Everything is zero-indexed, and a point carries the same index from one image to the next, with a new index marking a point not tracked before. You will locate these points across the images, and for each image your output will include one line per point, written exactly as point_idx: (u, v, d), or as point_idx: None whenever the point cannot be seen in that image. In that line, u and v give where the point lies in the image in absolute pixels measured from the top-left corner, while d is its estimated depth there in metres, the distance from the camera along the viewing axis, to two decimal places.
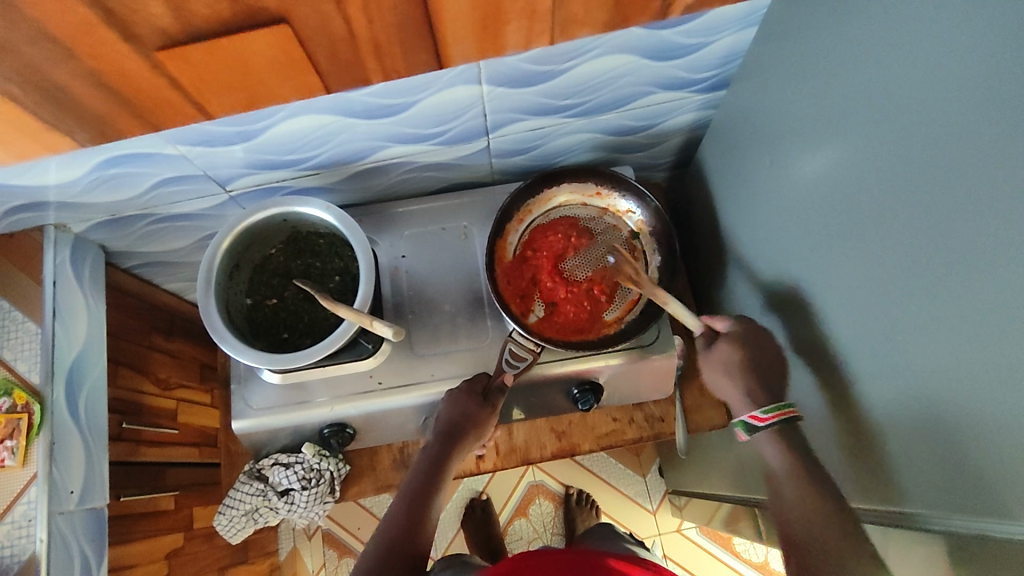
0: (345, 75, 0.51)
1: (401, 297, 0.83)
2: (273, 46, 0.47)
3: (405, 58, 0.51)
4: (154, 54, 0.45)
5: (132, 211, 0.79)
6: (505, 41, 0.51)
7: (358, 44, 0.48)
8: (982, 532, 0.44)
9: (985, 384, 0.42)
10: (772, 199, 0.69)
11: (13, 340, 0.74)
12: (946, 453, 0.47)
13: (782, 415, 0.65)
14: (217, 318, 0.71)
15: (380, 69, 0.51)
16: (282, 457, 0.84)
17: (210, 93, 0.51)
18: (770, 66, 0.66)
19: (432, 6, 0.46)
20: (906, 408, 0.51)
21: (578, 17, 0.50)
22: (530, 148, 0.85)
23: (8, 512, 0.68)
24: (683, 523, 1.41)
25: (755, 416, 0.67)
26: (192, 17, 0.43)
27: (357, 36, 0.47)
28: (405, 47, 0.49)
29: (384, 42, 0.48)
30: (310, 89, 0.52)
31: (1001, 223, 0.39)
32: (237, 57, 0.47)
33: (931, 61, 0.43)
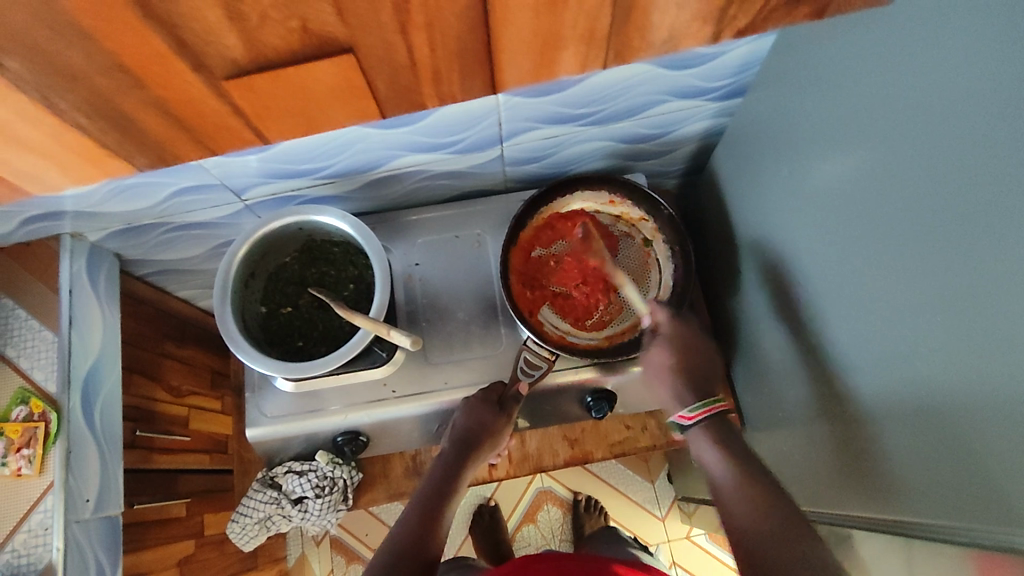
0: (402, 98, 0.51)
1: (415, 305, 0.83)
2: (336, 74, 0.47)
3: (460, 72, 0.50)
4: (221, 83, 0.45)
5: (147, 219, 0.79)
6: (559, 67, 0.51)
7: (418, 70, 0.48)
8: (997, 542, 0.44)
9: (1003, 400, 0.42)
10: (788, 209, 0.69)
11: (29, 349, 0.73)
12: (958, 463, 0.47)
13: (710, 410, 0.68)
14: (233, 326, 0.71)
15: (435, 93, 0.52)
16: (295, 465, 0.84)
17: (269, 117, 0.51)
18: (786, 76, 0.66)
19: (494, 33, 0.45)
20: (921, 420, 0.51)
21: (635, 45, 0.50)
22: (543, 157, 0.85)
23: (25, 521, 0.68)
24: (692, 529, 1.41)
25: (682, 416, 0.70)
26: (263, 48, 0.42)
27: (418, 62, 0.47)
28: (462, 73, 0.49)
29: (444, 70, 0.49)
30: (366, 113, 0.53)
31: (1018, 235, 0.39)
32: (297, 84, 0.47)
33: (951, 73, 0.43)
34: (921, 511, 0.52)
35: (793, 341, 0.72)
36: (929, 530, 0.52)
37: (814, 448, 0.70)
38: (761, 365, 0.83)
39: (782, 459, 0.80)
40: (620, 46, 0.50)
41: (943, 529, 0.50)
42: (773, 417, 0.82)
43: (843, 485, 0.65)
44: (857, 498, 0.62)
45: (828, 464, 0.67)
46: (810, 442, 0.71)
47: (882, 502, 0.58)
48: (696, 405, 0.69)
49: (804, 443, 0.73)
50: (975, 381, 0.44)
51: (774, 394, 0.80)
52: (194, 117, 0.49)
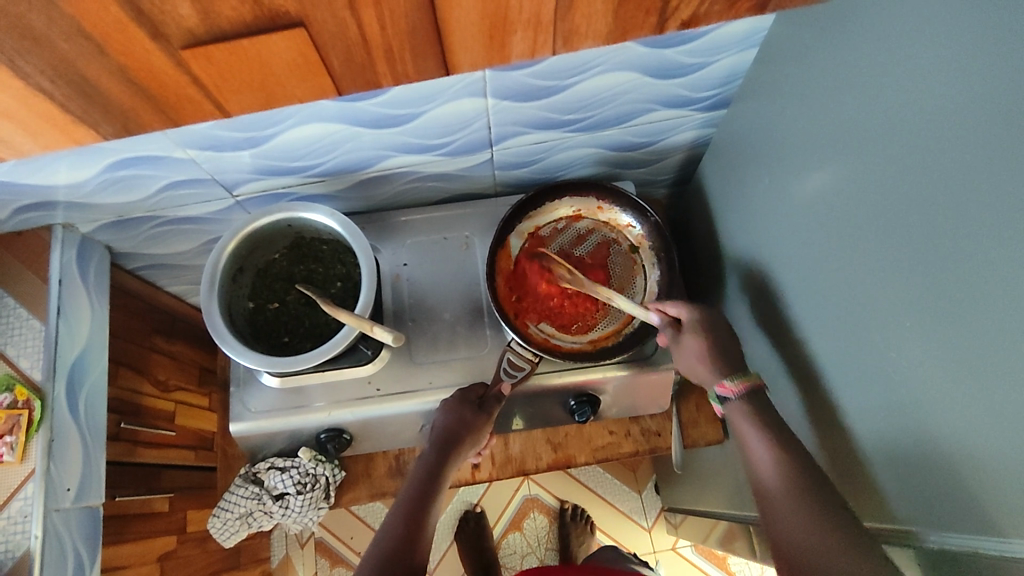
0: (358, 78, 0.50)
1: (402, 305, 0.84)
2: (291, 49, 0.46)
3: (417, 65, 0.50)
4: (184, 55, 0.45)
5: (139, 213, 0.80)
6: (510, 51, 0.51)
7: (371, 49, 0.48)
8: (989, 551, 0.45)
9: (990, 399, 0.43)
10: (771, 217, 0.70)
11: (18, 337, 0.74)
12: (942, 471, 0.49)
13: (746, 385, 0.69)
14: (219, 319, 0.72)
15: (391, 74, 0.51)
16: (279, 461, 0.84)
17: (229, 92, 0.50)
18: (769, 86, 0.67)
19: (440, 10, 0.45)
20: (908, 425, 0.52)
21: (583, 28, 0.49)
22: (532, 162, 0.86)
23: (5, 507, 0.68)
24: (679, 541, 1.40)
25: (721, 387, 0.70)
26: (218, 19, 0.42)
27: (371, 41, 0.47)
28: (414, 52, 0.49)
29: (397, 48, 0.48)
30: (323, 91, 0.52)
31: (1001, 242, 0.40)
32: (258, 58, 0.47)
33: (930, 83, 0.45)
34: (911, 517, 0.54)
35: (777, 349, 0.74)
36: (919, 539, 0.53)
37: None
38: None
39: None
40: (566, 30, 0.50)
41: (937, 538, 0.51)
42: None
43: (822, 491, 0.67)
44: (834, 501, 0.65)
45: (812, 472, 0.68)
46: None
47: (875, 511, 0.59)
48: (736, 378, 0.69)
49: None
50: (965, 384, 0.45)
51: None
52: (188, 106, 0.51)
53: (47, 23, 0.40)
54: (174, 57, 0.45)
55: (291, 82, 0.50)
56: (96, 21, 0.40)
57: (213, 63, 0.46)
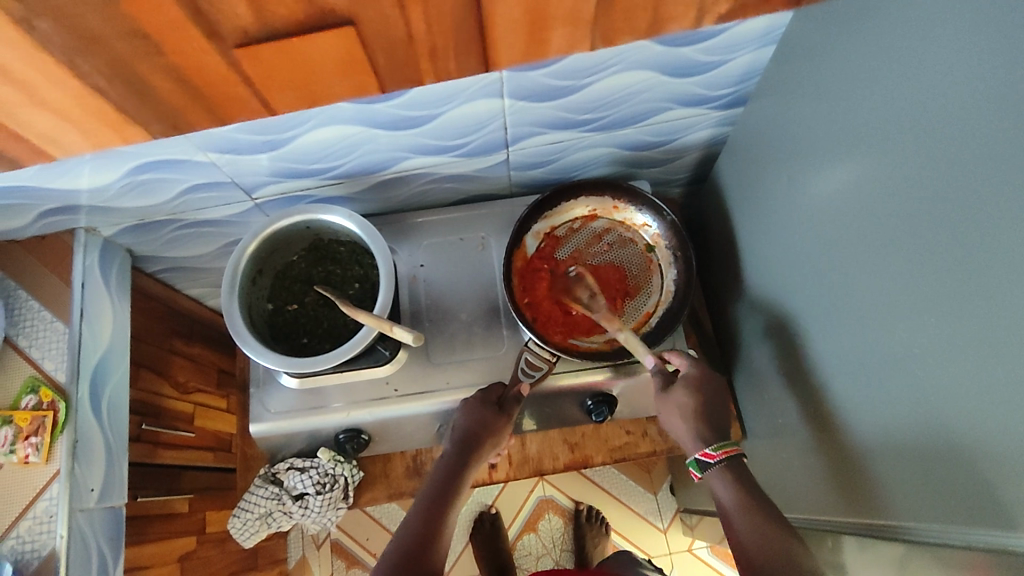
0: (400, 75, 0.51)
1: (419, 306, 0.84)
2: (337, 47, 0.47)
3: (458, 62, 0.51)
4: (210, 58, 0.45)
5: (160, 216, 0.81)
6: (549, 46, 0.51)
7: (415, 46, 0.48)
8: (996, 544, 0.45)
9: (1009, 393, 0.42)
10: (787, 216, 0.70)
11: (42, 339, 0.75)
12: (960, 467, 0.48)
13: (727, 453, 0.69)
14: (240, 320, 0.72)
15: (433, 71, 0.51)
16: (298, 462, 0.85)
17: (275, 90, 0.51)
18: (785, 84, 0.67)
19: (485, 10, 0.46)
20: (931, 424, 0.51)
21: (605, 25, 0.50)
22: (547, 162, 0.86)
23: (31, 507, 0.69)
24: (695, 542, 1.39)
25: (704, 454, 0.70)
26: (270, 17, 0.43)
27: (415, 38, 0.47)
28: (456, 49, 0.49)
29: (439, 45, 0.48)
30: (364, 88, 0.52)
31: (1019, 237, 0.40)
32: (304, 56, 0.47)
33: (949, 76, 0.45)
34: (929, 516, 0.52)
35: (793, 348, 0.73)
36: (927, 533, 0.53)
37: (815, 457, 0.71)
38: (761, 372, 0.84)
39: (781, 467, 0.80)
40: (608, 27, 0.51)
41: (948, 532, 0.50)
42: (772, 424, 0.82)
43: (840, 491, 0.66)
44: (850, 502, 0.64)
45: (830, 472, 0.67)
46: (811, 450, 0.72)
47: (883, 507, 0.59)
48: (717, 445, 0.70)
49: (806, 453, 0.72)
50: (981, 378, 0.45)
51: (773, 402, 0.81)
52: (228, 105, 0.51)
53: (105, 22, 0.41)
54: (223, 58, 0.45)
55: (330, 80, 0.50)
56: (145, 22, 0.41)
57: (260, 61, 0.47)
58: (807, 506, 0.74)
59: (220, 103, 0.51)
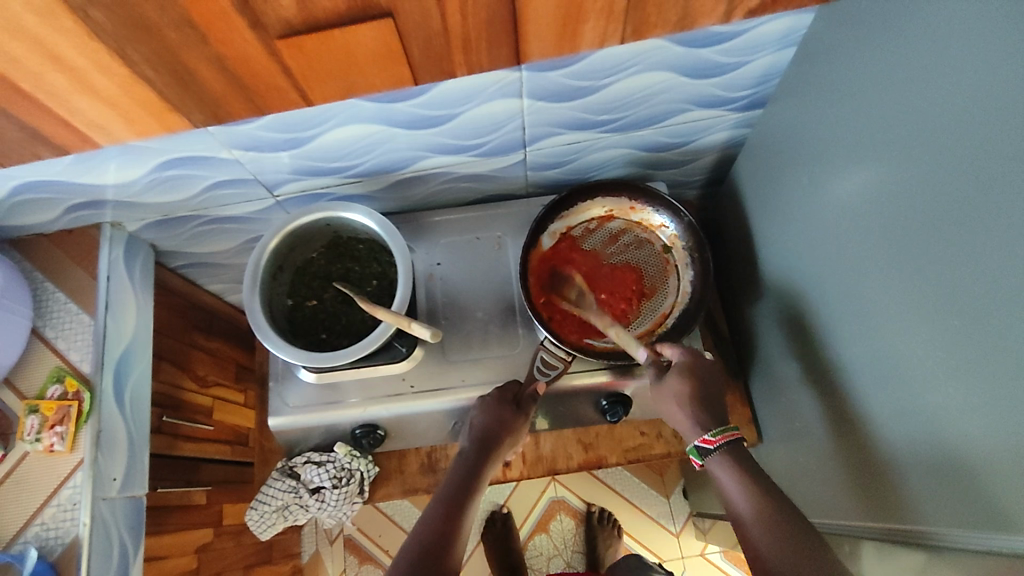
0: (435, 66, 0.57)
1: (436, 304, 0.85)
2: (378, 40, 0.52)
3: (488, 54, 0.56)
4: None
5: (184, 212, 0.82)
6: (579, 38, 0.56)
7: (450, 38, 0.53)
8: (1016, 550, 0.45)
9: None
10: (806, 219, 0.70)
11: (68, 331, 0.77)
12: (982, 471, 0.47)
13: (727, 437, 0.68)
14: (261, 315, 0.74)
15: (464, 63, 0.57)
16: (315, 456, 0.86)
17: (315, 77, 0.56)
18: (806, 85, 0.67)
19: (516, 8, 0.51)
20: (949, 429, 0.51)
21: None
22: (565, 162, 0.87)
23: (55, 495, 0.70)
24: (707, 546, 1.39)
25: (704, 441, 0.68)
26: (316, 9, 0.48)
27: (451, 31, 0.53)
28: (488, 42, 0.55)
29: (472, 38, 0.54)
30: (400, 79, 0.58)
31: None
32: (346, 46, 0.53)
33: (973, 76, 0.44)
34: (952, 520, 0.51)
35: (811, 351, 0.73)
36: (947, 538, 0.52)
37: (833, 460, 0.70)
38: (778, 375, 0.83)
39: (798, 471, 0.80)
40: None
41: (965, 537, 0.50)
42: (789, 428, 0.82)
43: (858, 495, 0.65)
44: (869, 506, 0.64)
45: (848, 475, 0.67)
46: (828, 454, 0.71)
47: (902, 511, 0.58)
48: (717, 429, 0.68)
49: (825, 457, 0.72)
50: (1002, 380, 0.45)
51: (790, 405, 0.81)
52: None
53: None
54: (264, 46, 0.51)
55: (370, 71, 0.56)
56: (194, 10, 0.47)
57: (304, 52, 0.53)
58: (824, 510, 0.73)
59: (262, 92, 0.57)
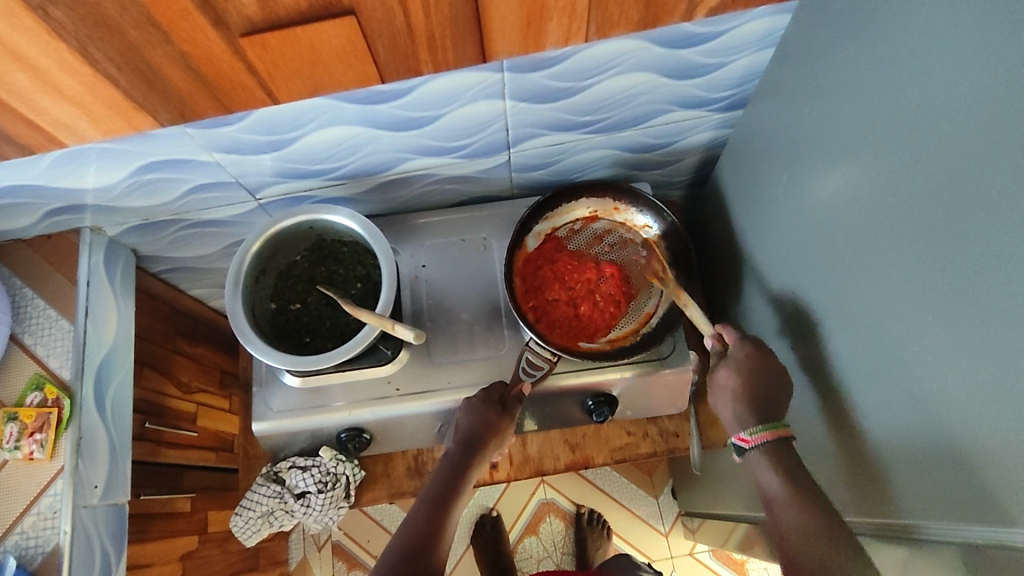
0: (401, 64, 0.60)
1: (421, 306, 0.85)
2: (342, 37, 0.55)
3: (455, 52, 0.60)
4: None
5: (165, 216, 0.82)
6: (543, 35, 0.60)
7: (414, 37, 0.57)
8: (996, 539, 0.45)
9: (1005, 389, 0.43)
10: (787, 217, 0.71)
11: (47, 337, 0.76)
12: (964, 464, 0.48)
13: (768, 434, 0.67)
14: (244, 319, 0.73)
15: (431, 61, 0.61)
16: (299, 460, 0.85)
17: (281, 78, 0.59)
18: (785, 86, 0.68)
19: (483, 5, 0.55)
20: (930, 425, 0.51)
21: None
22: (549, 164, 0.87)
23: (35, 503, 0.69)
24: (696, 546, 1.39)
25: (741, 438, 0.69)
26: (278, 7, 0.51)
27: (415, 29, 0.56)
28: (453, 40, 0.58)
29: (437, 36, 0.57)
30: (367, 77, 0.61)
31: (1015, 233, 0.40)
32: (311, 45, 0.56)
33: (946, 74, 0.45)
34: (936, 513, 0.51)
35: (793, 350, 0.74)
36: (930, 531, 0.53)
37: (816, 457, 0.71)
38: None
39: None
40: None
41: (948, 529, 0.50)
42: None
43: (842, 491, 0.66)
44: (853, 502, 0.64)
45: (831, 472, 0.68)
46: (812, 451, 0.72)
47: (884, 506, 0.59)
48: (755, 429, 0.68)
49: (808, 454, 0.72)
50: (981, 374, 0.45)
51: None
52: None
53: None
54: (229, 45, 0.54)
55: (336, 69, 0.59)
56: (157, 10, 0.50)
57: (268, 50, 0.55)
58: None
59: (229, 93, 0.60)
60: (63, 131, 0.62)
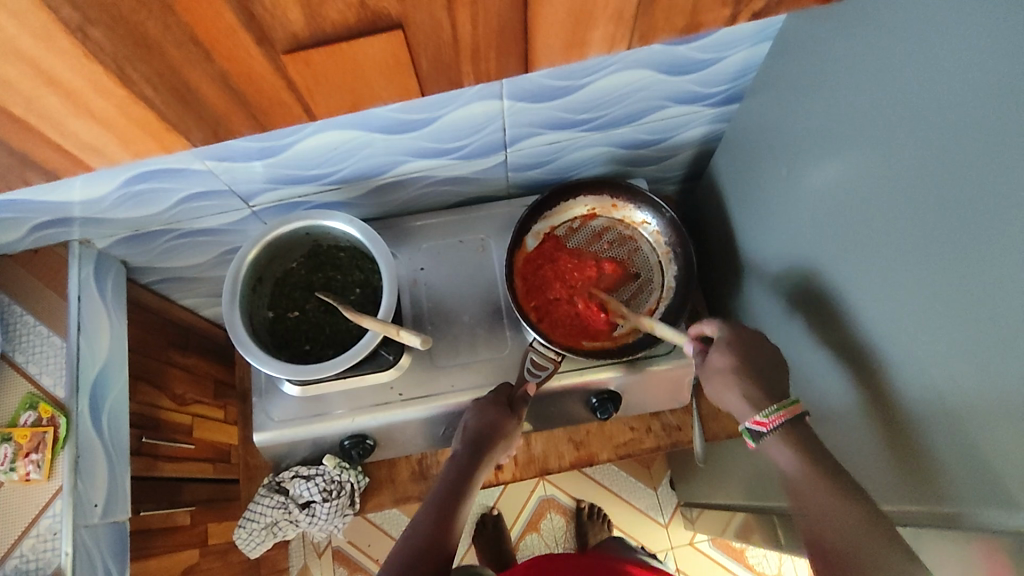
0: (443, 78, 0.52)
1: (421, 309, 0.84)
2: (384, 50, 0.48)
3: (500, 62, 0.51)
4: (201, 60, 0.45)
5: (155, 226, 0.80)
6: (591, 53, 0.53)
7: (460, 49, 0.49)
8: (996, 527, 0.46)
9: (1005, 378, 0.43)
10: (785, 211, 0.71)
11: (38, 354, 0.74)
12: (965, 453, 0.48)
13: (784, 416, 0.63)
14: (241, 328, 0.72)
15: (474, 73, 0.52)
16: (303, 470, 0.84)
17: (319, 94, 0.51)
18: (780, 80, 0.68)
19: (532, 11, 0.46)
20: (925, 414, 0.52)
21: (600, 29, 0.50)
22: (546, 162, 0.87)
23: (34, 525, 0.68)
24: (696, 536, 1.41)
25: (756, 422, 0.65)
26: (323, 22, 0.43)
27: (461, 42, 0.48)
28: (500, 51, 0.50)
29: (483, 49, 0.49)
30: (409, 92, 0.53)
31: (1013, 225, 0.41)
32: (352, 62, 0.48)
33: (941, 68, 0.45)
34: (936, 499, 0.52)
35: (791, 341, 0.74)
36: (930, 519, 0.53)
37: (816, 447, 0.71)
38: None
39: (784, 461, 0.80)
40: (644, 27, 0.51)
41: (947, 517, 0.51)
42: None
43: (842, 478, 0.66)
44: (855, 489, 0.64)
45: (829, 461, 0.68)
46: None
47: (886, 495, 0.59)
48: (771, 410, 0.64)
49: None
50: (980, 363, 0.45)
51: None
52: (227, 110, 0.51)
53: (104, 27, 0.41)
54: None
55: (377, 83, 0.51)
56: None
57: (310, 67, 0.47)
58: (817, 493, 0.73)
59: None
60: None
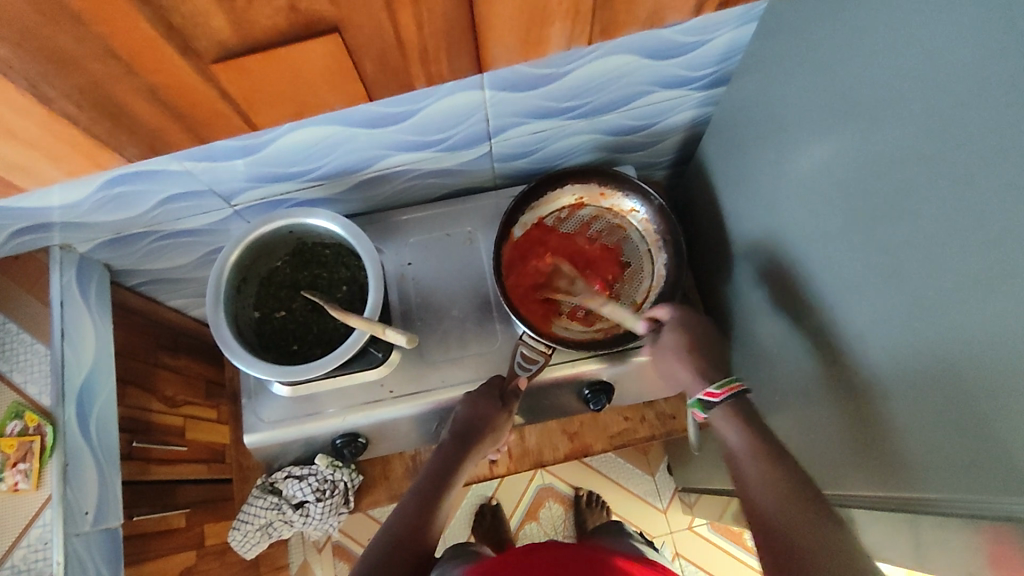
0: (388, 78, 0.57)
1: (409, 305, 0.83)
2: (323, 52, 0.52)
3: (442, 59, 0.57)
4: None
5: (136, 229, 0.79)
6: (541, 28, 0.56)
7: (407, 51, 0.54)
8: (981, 514, 0.45)
9: (989, 367, 0.42)
10: (774, 196, 0.70)
11: (23, 362, 0.73)
12: (949, 443, 0.47)
13: (733, 389, 0.68)
14: (227, 330, 0.71)
15: (422, 72, 0.58)
16: (295, 470, 0.83)
17: (257, 103, 0.56)
18: (766, 63, 0.67)
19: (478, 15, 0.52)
20: (904, 400, 0.51)
21: None
22: (531, 152, 0.85)
23: (24, 537, 0.67)
24: (694, 520, 1.41)
25: (708, 393, 0.69)
26: (248, 25, 0.47)
27: (403, 45, 0.53)
28: (446, 51, 0.56)
29: (428, 47, 0.54)
30: (355, 97, 0.58)
31: (1000, 211, 0.40)
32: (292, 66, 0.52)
33: (927, 50, 0.44)
34: (918, 484, 0.51)
35: (779, 329, 0.73)
36: (918, 504, 0.52)
37: (801, 433, 0.71)
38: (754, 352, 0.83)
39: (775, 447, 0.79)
40: None
41: (933, 503, 0.50)
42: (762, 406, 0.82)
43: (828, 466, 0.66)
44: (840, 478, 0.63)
45: (814, 449, 0.68)
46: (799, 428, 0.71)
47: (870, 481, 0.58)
48: (719, 383, 0.69)
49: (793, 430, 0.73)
50: (964, 352, 0.45)
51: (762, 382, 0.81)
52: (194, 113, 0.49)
53: None
54: (199, 74, 0.50)
55: (320, 89, 0.56)
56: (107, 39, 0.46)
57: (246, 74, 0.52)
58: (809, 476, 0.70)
59: (203, 121, 0.56)
60: (21, 173, 0.58)
